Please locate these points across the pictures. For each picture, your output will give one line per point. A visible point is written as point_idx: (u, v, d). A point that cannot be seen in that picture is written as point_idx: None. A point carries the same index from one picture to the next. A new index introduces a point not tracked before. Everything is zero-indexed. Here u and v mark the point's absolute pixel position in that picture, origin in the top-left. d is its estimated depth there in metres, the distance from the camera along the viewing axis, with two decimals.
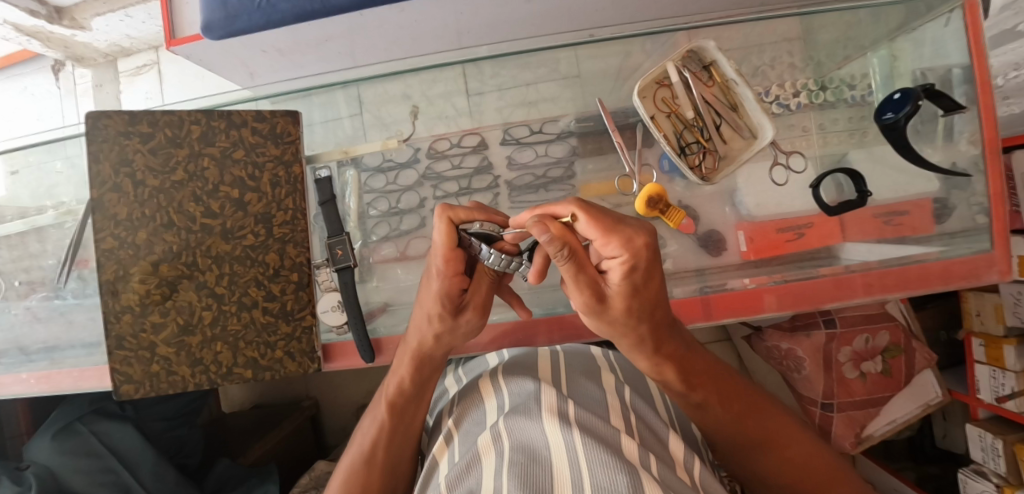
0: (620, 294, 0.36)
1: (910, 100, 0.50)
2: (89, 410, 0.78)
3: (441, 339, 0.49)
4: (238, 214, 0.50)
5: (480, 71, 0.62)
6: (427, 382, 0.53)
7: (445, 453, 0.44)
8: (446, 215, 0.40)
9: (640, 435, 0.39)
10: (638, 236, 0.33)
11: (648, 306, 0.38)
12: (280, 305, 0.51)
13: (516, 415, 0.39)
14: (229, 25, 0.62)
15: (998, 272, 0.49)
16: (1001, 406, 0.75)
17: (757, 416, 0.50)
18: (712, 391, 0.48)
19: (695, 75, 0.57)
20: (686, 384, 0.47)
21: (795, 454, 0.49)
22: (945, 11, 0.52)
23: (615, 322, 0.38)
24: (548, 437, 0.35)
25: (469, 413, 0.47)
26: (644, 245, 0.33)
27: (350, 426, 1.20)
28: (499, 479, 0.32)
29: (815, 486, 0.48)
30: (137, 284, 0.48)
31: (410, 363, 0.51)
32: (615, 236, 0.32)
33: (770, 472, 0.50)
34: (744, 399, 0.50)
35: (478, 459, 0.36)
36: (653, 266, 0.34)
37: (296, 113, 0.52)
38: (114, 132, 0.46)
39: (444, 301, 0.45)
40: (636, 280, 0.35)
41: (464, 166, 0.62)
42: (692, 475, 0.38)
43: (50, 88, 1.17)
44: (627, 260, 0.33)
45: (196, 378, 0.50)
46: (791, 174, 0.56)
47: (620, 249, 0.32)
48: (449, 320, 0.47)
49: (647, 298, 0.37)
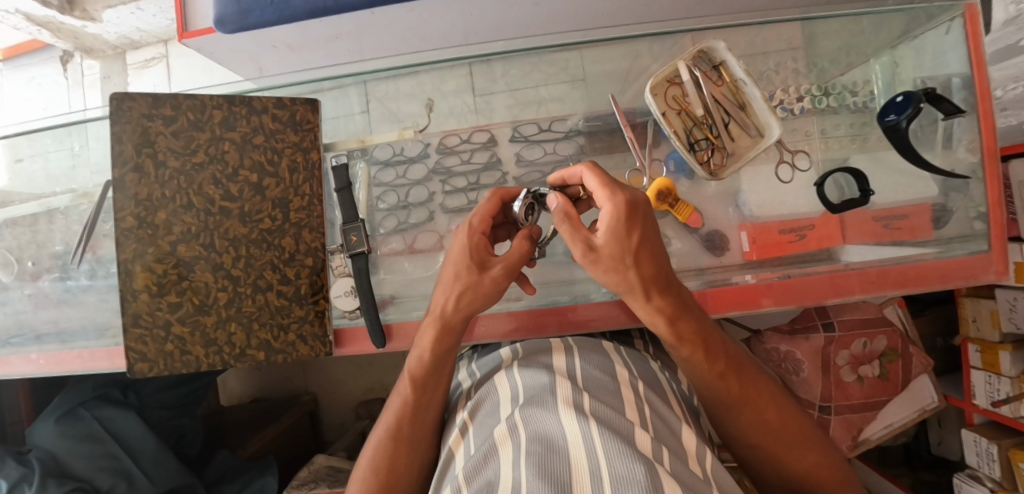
0: (607, 237, 0.41)
1: (912, 102, 0.51)
2: (93, 396, 0.79)
3: (466, 293, 0.49)
4: (256, 198, 0.50)
5: (490, 70, 0.63)
6: (450, 354, 0.51)
7: (461, 445, 0.44)
8: (496, 193, 0.52)
9: (653, 428, 0.39)
10: (622, 195, 0.41)
11: (640, 252, 0.41)
12: (294, 289, 0.52)
13: (532, 407, 0.40)
14: (241, 20, 0.63)
15: (994, 272, 0.51)
16: (996, 410, 0.76)
17: (740, 379, 0.47)
18: (701, 345, 0.45)
19: (705, 74, 0.57)
20: (676, 336, 0.45)
21: (774, 417, 0.47)
22: (945, 20, 0.54)
23: (608, 273, 0.42)
24: (565, 427, 0.36)
25: (484, 404, 0.47)
26: (627, 200, 0.41)
27: (348, 422, 1.20)
28: (517, 469, 0.33)
29: (783, 445, 0.47)
30: (154, 263, 0.49)
31: (434, 332, 0.50)
32: (606, 189, 0.42)
33: (744, 430, 0.48)
34: (728, 360, 0.47)
35: (495, 449, 0.37)
36: (639, 216, 0.41)
37: (315, 101, 0.53)
38: (137, 115, 0.47)
39: (470, 252, 0.49)
40: (618, 230, 0.40)
41: (473, 161, 0.63)
42: (704, 466, 0.38)
43: (57, 79, 1.18)
44: (610, 209, 0.41)
45: (210, 358, 0.50)
46: (796, 172, 0.58)
47: (608, 200, 0.42)
48: (473, 274, 0.49)
49: (635, 244, 0.41)
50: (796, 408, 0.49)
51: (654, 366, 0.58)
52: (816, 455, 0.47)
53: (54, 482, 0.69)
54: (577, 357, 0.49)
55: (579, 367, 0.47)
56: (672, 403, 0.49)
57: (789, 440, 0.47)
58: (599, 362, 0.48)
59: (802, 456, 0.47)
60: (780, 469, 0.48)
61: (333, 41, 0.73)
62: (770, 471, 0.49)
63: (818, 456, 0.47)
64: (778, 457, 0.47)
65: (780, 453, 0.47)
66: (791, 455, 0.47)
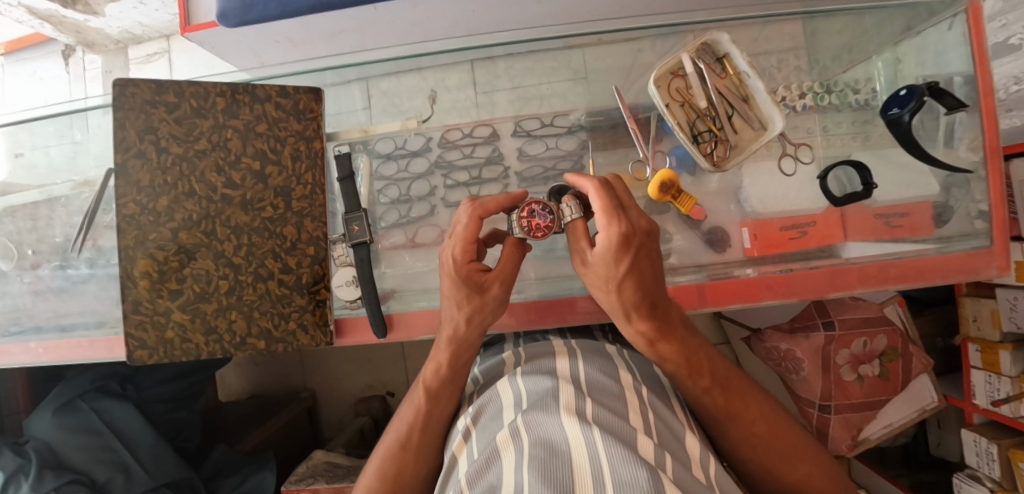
0: (597, 260, 0.42)
1: (915, 96, 0.52)
2: (91, 388, 0.78)
3: (474, 317, 0.48)
4: (258, 186, 0.50)
5: (494, 66, 0.64)
6: (464, 368, 0.51)
7: (464, 450, 0.44)
8: (476, 211, 0.47)
9: (657, 434, 0.39)
10: (615, 228, 0.40)
11: (625, 282, 0.41)
12: (295, 278, 0.51)
13: (534, 411, 0.39)
14: (244, 14, 0.63)
15: (996, 267, 0.51)
16: (997, 410, 0.76)
17: (727, 393, 0.47)
18: (683, 363, 0.46)
19: (709, 66, 0.57)
20: (654, 353, 0.46)
21: (764, 429, 0.46)
22: (948, 15, 0.54)
23: (594, 286, 0.45)
24: (568, 432, 0.35)
25: (486, 409, 0.47)
26: (618, 235, 0.40)
27: (346, 420, 1.20)
28: (520, 474, 0.32)
29: (775, 456, 0.47)
30: (155, 250, 0.49)
31: (450, 348, 0.49)
32: (604, 216, 0.40)
33: (735, 443, 0.48)
34: (713, 374, 0.47)
35: (498, 454, 0.37)
36: (630, 250, 0.40)
37: (318, 91, 0.53)
38: (141, 101, 0.47)
39: (465, 280, 0.46)
40: (603, 259, 0.41)
41: (476, 156, 0.63)
42: (707, 471, 0.38)
43: (59, 73, 1.18)
44: (601, 238, 0.40)
45: (210, 346, 0.50)
46: (799, 164, 0.58)
47: (601, 229, 0.41)
48: (475, 299, 0.47)
49: (619, 275, 0.41)
50: (789, 419, 0.49)
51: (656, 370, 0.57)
52: (810, 466, 0.47)
53: (51, 474, 0.68)
54: (581, 361, 0.48)
55: (582, 371, 0.46)
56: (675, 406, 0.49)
57: (780, 451, 0.47)
58: (602, 366, 0.48)
59: (795, 466, 0.47)
60: (775, 481, 0.48)
61: (336, 36, 0.73)
62: (766, 484, 0.49)
63: (811, 465, 0.47)
64: (773, 469, 0.47)
65: (774, 463, 0.47)
66: (784, 466, 0.47)
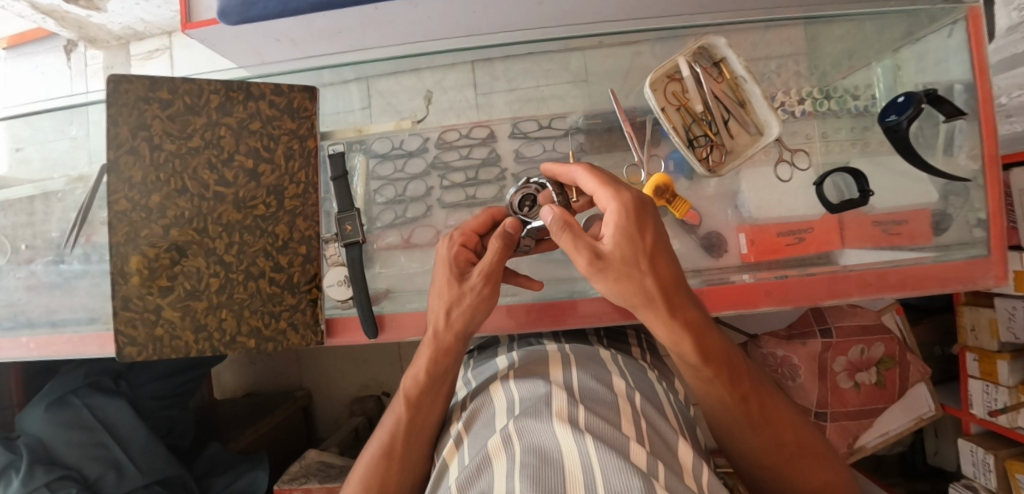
0: (615, 241, 0.38)
1: (913, 103, 0.51)
2: (85, 384, 0.78)
3: (453, 312, 0.49)
4: (251, 184, 0.50)
5: (492, 68, 0.63)
6: (448, 376, 0.51)
7: (455, 457, 0.44)
8: (488, 211, 0.54)
9: (650, 443, 0.38)
10: (626, 193, 0.39)
11: (653, 254, 0.38)
12: (287, 277, 0.51)
13: (527, 418, 0.39)
14: (245, 12, 0.63)
15: (994, 277, 0.50)
16: (994, 420, 0.76)
17: (759, 399, 0.45)
18: (725, 363, 0.43)
19: (706, 70, 0.57)
20: (701, 355, 0.41)
21: (792, 438, 0.45)
22: (948, 23, 0.54)
23: (620, 285, 0.39)
24: (560, 440, 0.35)
25: (479, 414, 0.46)
26: (632, 199, 0.39)
27: (341, 419, 1.19)
28: (512, 480, 0.32)
29: (799, 468, 0.45)
30: (147, 247, 0.49)
31: (429, 353, 0.50)
32: (607, 188, 0.40)
33: (758, 452, 0.46)
34: (748, 381, 0.45)
35: (488, 461, 0.37)
36: (647, 214, 0.39)
37: (313, 89, 0.53)
38: (133, 97, 0.47)
39: (451, 266, 0.49)
40: (629, 231, 0.38)
41: (472, 157, 0.63)
42: (699, 480, 0.38)
43: (60, 68, 1.18)
44: (617, 206, 0.39)
45: (199, 344, 0.50)
46: (795, 171, 0.58)
47: (610, 200, 0.39)
48: (456, 287, 0.49)
49: (649, 246, 0.38)
50: (810, 427, 0.48)
51: (651, 377, 0.56)
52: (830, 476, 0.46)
53: (42, 468, 0.69)
54: (574, 367, 0.48)
55: (576, 378, 0.46)
56: (668, 415, 0.48)
57: (805, 463, 0.45)
58: (596, 372, 0.48)
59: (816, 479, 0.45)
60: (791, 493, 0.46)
61: (336, 36, 0.73)
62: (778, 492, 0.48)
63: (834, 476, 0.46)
64: (792, 481, 0.46)
65: (795, 475, 0.45)
66: (807, 478, 0.45)
